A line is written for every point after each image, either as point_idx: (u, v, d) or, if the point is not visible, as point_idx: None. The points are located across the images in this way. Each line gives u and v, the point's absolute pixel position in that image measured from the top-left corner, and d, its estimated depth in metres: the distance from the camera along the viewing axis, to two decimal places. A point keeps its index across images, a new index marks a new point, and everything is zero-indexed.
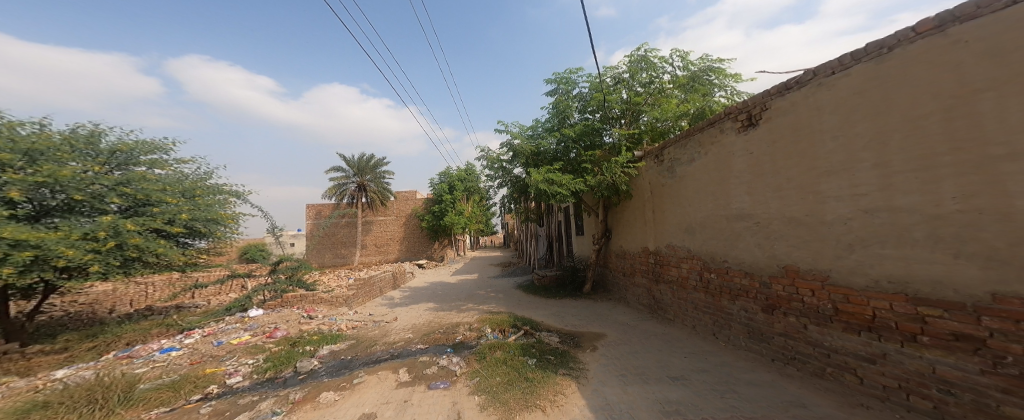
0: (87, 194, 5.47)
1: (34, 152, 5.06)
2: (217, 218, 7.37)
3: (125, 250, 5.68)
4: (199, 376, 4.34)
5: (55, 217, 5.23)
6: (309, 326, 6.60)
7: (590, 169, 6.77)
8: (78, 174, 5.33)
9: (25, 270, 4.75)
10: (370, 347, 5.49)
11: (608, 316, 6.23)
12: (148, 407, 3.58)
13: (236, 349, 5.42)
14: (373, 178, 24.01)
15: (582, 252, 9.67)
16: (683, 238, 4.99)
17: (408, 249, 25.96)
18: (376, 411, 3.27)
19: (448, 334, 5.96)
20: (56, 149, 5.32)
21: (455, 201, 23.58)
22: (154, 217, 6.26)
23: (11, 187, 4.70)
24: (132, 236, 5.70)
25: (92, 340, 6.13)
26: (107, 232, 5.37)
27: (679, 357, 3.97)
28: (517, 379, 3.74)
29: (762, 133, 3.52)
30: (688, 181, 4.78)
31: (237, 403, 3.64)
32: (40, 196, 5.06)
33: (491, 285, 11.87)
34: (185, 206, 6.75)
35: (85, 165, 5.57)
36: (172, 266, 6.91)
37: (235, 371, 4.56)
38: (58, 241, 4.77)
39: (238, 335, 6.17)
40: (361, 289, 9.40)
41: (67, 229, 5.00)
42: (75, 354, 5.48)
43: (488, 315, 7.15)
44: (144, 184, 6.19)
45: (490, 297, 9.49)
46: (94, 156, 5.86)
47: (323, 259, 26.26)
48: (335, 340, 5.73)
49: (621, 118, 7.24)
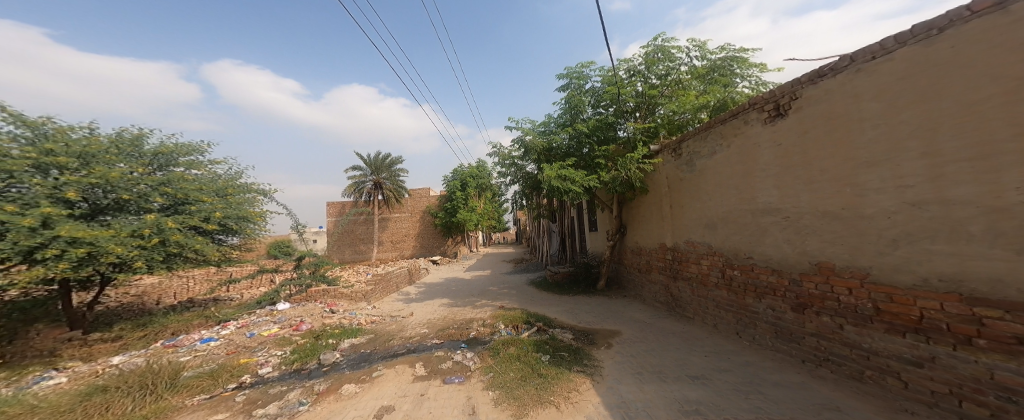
0: (135, 194, 5.80)
1: (87, 155, 5.37)
2: (247, 216, 7.62)
3: (168, 246, 5.99)
4: (235, 365, 4.54)
5: (107, 215, 5.57)
6: (330, 320, 6.77)
7: (604, 164, 6.66)
8: (126, 175, 5.66)
9: (81, 265, 5.04)
10: (387, 341, 5.61)
11: (623, 313, 6.14)
12: (191, 393, 3.78)
13: (267, 341, 5.66)
14: (389, 176, 24.42)
15: (596, 249, 9.55)
16: (703, 234, 4.86)
17: (422, 246, 26.40)
18: (394, 404, 3.34)
19: (463, 329, 6.03)
20: (105, 151, 5.63)
21: (467, 198, 23.82)
22: (192, 215, 6.54)
23: (69, 188, 5.03)
24: (173, 233, 5.97)
25: (142, 329, 6.49)
26: (152, 229, 5.69)
27: (699, 356, 3.88)
28: (531, 374, 3.75)
29: (791, 124, 3.37)
30: (709, 175, 4.66)
31: (267, 392, 3.79)
32: (94, 196, 5.39)
33: (504, 281, 11.93)
34: (218, 204, 7.03)
35: (131, 167, 5.86)
36: (208, 261, 7.24)
37: (266, 361, 4.75)
38: (110, 239, 5.07)
39: (268, 327, 6.43)
40: (378, 285, 9.59)
41: (117, 227, 5.30)
42: (128, 343, 5.85)
43: (501, 311, 7.18)
44: (183, 184, 6.50)
45: (502, 294, 9.52)
46: (137, 158, 6.17)
47: (343, 255, 26.89)
48: (356, 334, 5.90)
49: (636, 112, 7.06)
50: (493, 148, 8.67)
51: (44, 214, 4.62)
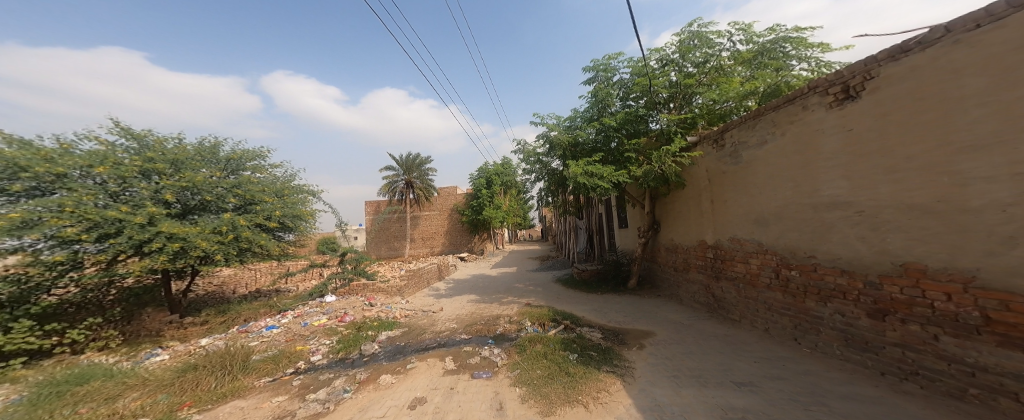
0: (215, 196, 6.85)
1: (178, 163, 6.54)
2: (299, 214, 8.48)
3: (240, 241, 6.91)
4: (292, 351, 4.91)
5: (195, 214, 6.69)
6: (369, 313, 7.10)
7: (634, 158, 6.43)
8: (207, 179, 6.71)
9: (177, 258, 6.15)
10: (420, 335, 5.78)
11: (656, 313, 5.92)
12: (258, 375, 4.17)
13: (318, 330, 6.04)
14: (419, 176, 25.17)
15: (626, 246, 9.27)
16: (752, 230, 4.56)
17: (450, 243, 27.00)
18: (425, 396, 3.42)
19: (490, 325, 6.09)
20: (190, 159, 6.78)
21: (493, 196, 24.05)
22: (258, 214, 7.49)
23: (167, 191, 6.16)
24: (244, 230, 6.93)
25: (223, 315, 7.55)
26: (228, 227, 6.65)
27: (747, 362, 3.64)
28: (559, 373, 3.69)
29: (865, 107, 3.05)
30: (758, 167, 4.35)
31: (318, 378, 4.04)
32: (185, 198, 6.53)
33: (531, 278, 11.94)
34: (277, 204, 7.91)
35: (210, 172, 6.96)
36: (271, 255, 8.10)
37: (317, 349, 5.09)
38: (197, 234, 6.08)
39: (318, 317, 6.88)
40: (410, 280, 9.93)
41: (203, 225, 6.32)
42: (213, 326, 6.85)
43: (528, 309, 7.16)
44: (250, 186, 7.47)
45: (528, 291, 9.50)
46: (216, 164, 7.31)
47: (379, 251, 28.02)
48: (392, 327, 6.14)
49: (670, 102, 6.73)
50: (517, 145, 8.63)
51: (149, 213, 5.77)
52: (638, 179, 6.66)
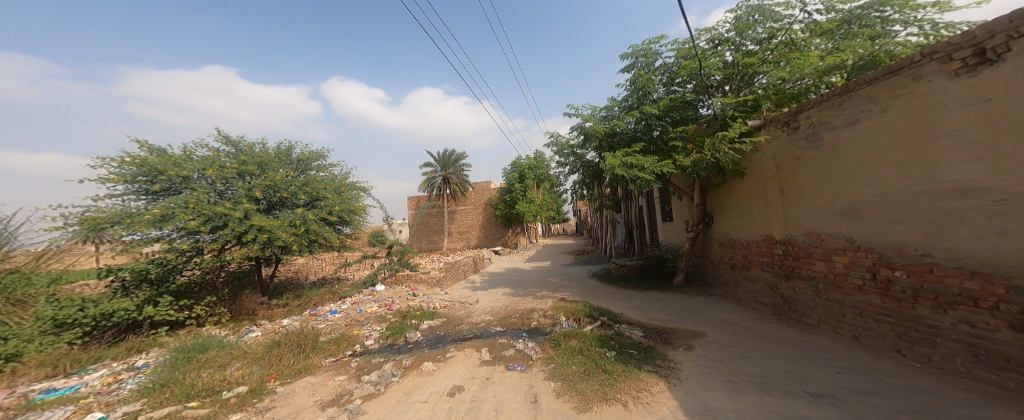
0: (290, 193, 8.55)
1: (264, 164, 8.33)
2: (353, 208, 9.78)
3: (309, 234, 8.45)
4: (349, 335, 5.39)
5: (277, 209, 8.50)
6: (412, 303, 7.45)
7: (680, 147, 6.04)
8: (284, 179, 8.39)
9: (265, 247, 7.84)
10: (457, 325, 5.95)
11: (707, 313, 5.53)
12: (325, 355, 4.72)
13: (371, 317, 6.49)
14: (454, 172, 25.87)
15: (671, 241, 8.75)
16: (839, 223, 4.03)
17: (485, 236, 27.50)
18: (463, 385, 3.53)
19: (524, 319, 6.09)
20: (273, 162, 8.55)
21: (526, 190, 24.07)
22: (322, 209, 9.00)
23: (256, 189, 7.89)
24: (312, 224, 8.50)
25: (299, 299, 9.23)
26: (300, 221, 8.24)
27: (827, 372, 3.24)
28: (595, 370, 3.59)
29: (1010, 72, 2.54)
30: (847, 150, 3.83)
31: (371, 362, 4.35)
32: (270, 195, 8.33)
33: (567, 273, 11.79)
34: (336, 200, 9.36)
35: (286, 172, 8.69)
36: (333, 246, 9.47)
37: (370, 334, 5.49)
38: (279, 227, 7.71)
39: (371, 305, 7.37)
40: (448, 272, 10.25)
41: (283, 219, 7.98)
42: (292, 308, 8.41)
43: (562, 303, 7.07)
44: (315, 184, 9.06)
45: (563, 285, 9.39)
46: (290, 164, 9.05)
47: (420, 244, 29.04)
48: (432, 316, 6.36)
49: (725, 85, 6.23)
50: (551, 137, 8.32)
51: (246, 209, 7.50)
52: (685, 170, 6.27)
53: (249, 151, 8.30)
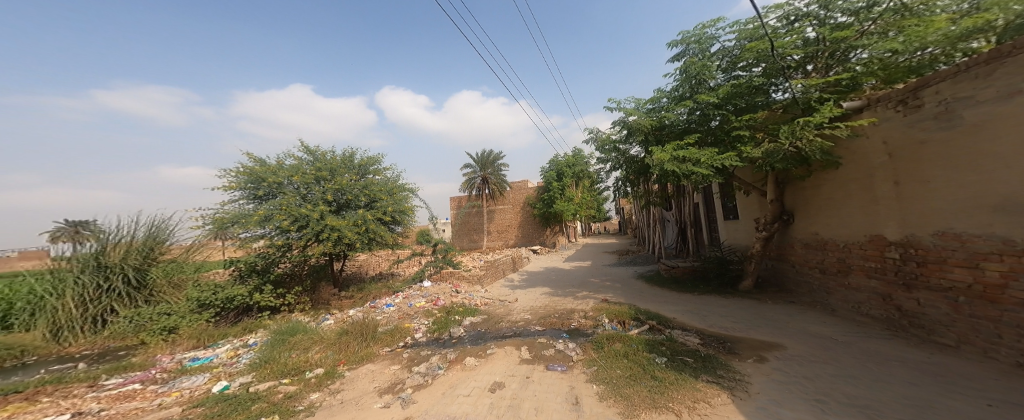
0: (353, 195, 9.48)
1: (333, 169, 9.39)
2: (404, 209, 10.45)
3: (369, 232, 9.33)
4: (401, 328, 5.87)
5: (344, 209, 9.47)
6: (455, 299, 7.71)
7: (746, 137, 5.48)
8: (349, 183, 9.37)
9: (336, 244, 8.88)
10: (498, 323, 5.97)
11: (789, 323, 4.90)
12: (383, 344, 5.23)
13: (419, 312, 6.87)
14: (493, 172, 26.18)
15: (736, 241, 7.98)
16: (987, 220, 3.30)
17: (523, 235, 27.59)
18: (504, 382, 3.60)
19: (565, 319, 5.92)
20: (340, 167, 9.57)
21: (564, 188, 23.71)
22: (379, 209, 9.84)
23: (328, 192, 8.98)
24: (372, 224, 9.35)
25: (363, 291, 10.40)
26: (361, 221, 9.14)
27: (967, 403, 2.66)
28: (643, 375, 3.42)
29: None
30: (999, 127, 3.14)
31: (420, 354, 4.67)
32: (339, 198, 9.31)
33: (610, 273, 11.39)
34: (390, 201, 10.15)
35: (350, 176, 9.64)
36: (388, 244, 10.23)
37: (419, 328, 5.93)
38: (346, 227, 8.70)
39: (418, 300, 7.80)
40: (489, 270, 10.40)
41: (349, 220, 8.92)
42: (357, 300, 9.53)
43: (605, 305, 6.82)
44: (374, 187, 9.89)
45: (606, 286, 9.05)
46: (354, 169, 10.00)
47: (461, 243, 29.82)
48: (474, 313, 6.49)
49: (806, 64, 5.41)
50: (592, 133, 8.25)
51: (320, 210, 8.57)
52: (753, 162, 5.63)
53: (323, 157, 9.51)
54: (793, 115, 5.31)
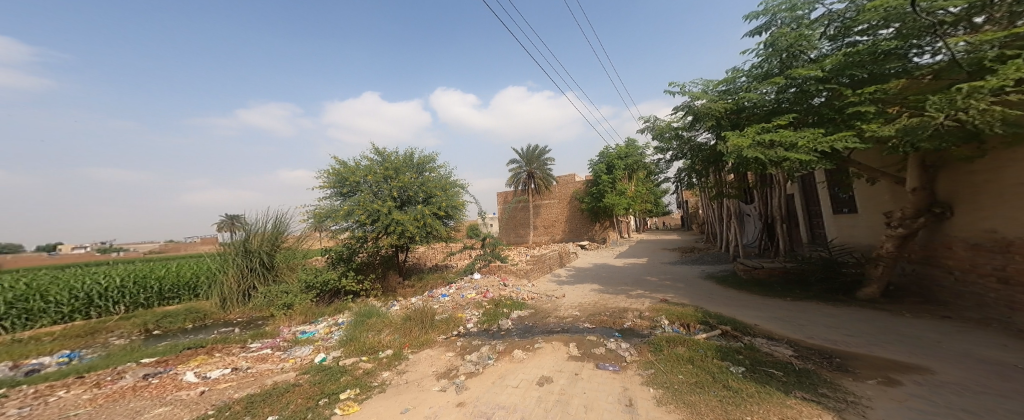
0: (413, 192, 10.04)
1: (396, 168, 10.07)
2: (455, 204, 10.60)
3: (428, 227, 9.90)
4: (454, 317, 6.16)
5: (407, 205, 10.19)
6: (504, 292, 7.92)
7: (864, 114, 4.63)
8: (411, 181, 10.04)
9: (400, 236, 9.57)
10: (545, 318, 6.12)
11: (919, 340, 4.03)
12: (441, 332, 5.50)
13: (469, 303, 7.21)
14: (538, 166, 25.83)
15: (856, 240, 6.74)
16: None
17: (571, 230, 27.19)
18: (552, 376, 3.56)
19: (616, 318, 5.79)
20: (404, 165, 10.28)
21: (616, 181, 22.62)
22: (433, 205, 10.20)
23: (394, 189, 9.74)
24: (430, 219, 9.89)
25: (423, 280, 11.30)
26: (421, 216, 9.77)
27: None
28: (712, 383, 3.12)
29: None
30: None
31: (471, 343, 4.90)
32: (404, 196, 10.06)
33: (669, 271, 10.59)
34: (443, 197, 10.31)
35: (411, 173, 10.24)
36: (442, 238, 10.47)
37: (470, 318, 6.21)
38: (409, 222, 9.41)
39: (469, 291, 8.11)
40: (535, 264, 10.47)
41: (409, 215, 9.56)
42: (419, 287, 10.31)
43: (663, 305, 6.41)
44: (430, 183, 10.32)
45: (663, 285, 8.50)
46: (414, 167, 10.53)
47: (508, 237, 30.36)
48: (522, 306, 6.74)
49: (966, 19, 4.27)
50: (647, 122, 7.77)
51: (386, 207, 9.38)
52: (885, 142, 4.63)
53: (390, 158, 10.18)
54: (950, 80, 4.22)
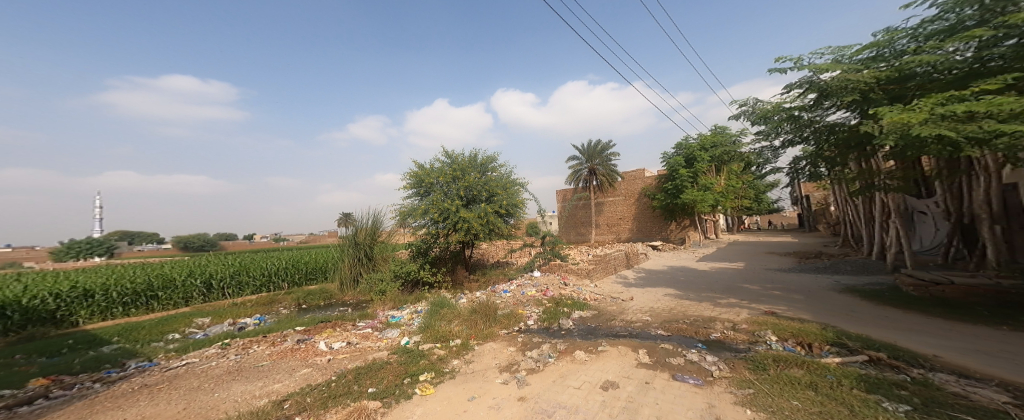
0: (478, 191, 10.33)
1: (463, 168, 10.44)
2: (516, 203, 10.74)
3: (489, 225, 10.15)
4: (514, 313, 6.19)
5: (473, 203, 10.48)
6: (564, 291, 7.74)
7: None
8: (476, 180, 10.34)
9: (464, 233, 9.96)
10: (610, 320, 5.81)
11: None
12: (505, 326, 5.56)
13: (530, 300, 7.18)
14: (601, 162, 24.55)
15: None
16: None
17: (640, 229, 25.12)
18: (618, 382, 3.19)
19: (699, 327, 5.13)
20: (469, 166, 10.60)
21: (697, 174, 20.11)
22: (495, 203, 10.44)
23: (461, 188, 10.16)
24: (491, 217, 10.13)
25: (486, 275, 11.66)
26: (483, 215, 10.05)
27: None
28: (841, 414, 2.33)
29: None
30: None
31: (531, 340, 4.82)
32: (471, 195, 10.35)
33: (781, 280, 8.79)
34: (504, 196, 10.54)
35: (477, 173, 10.57)
36: (504, 235, 10.71)
37: (530, 315, 6.18)
38: (473, 220, 9.73)
39: (529, 288, 8.07)
40: (598, 264, 10.01)
41: (473, 213, 9.86)
42: (483, 282, 10.77)
43: (761, 318, 5.42)
44: (493, 183, 10.56)
45: (758, 295, 7.27)
46: (479, 167, 10.80)
47: (568, 236, 29.59)
48: (583, 307, 6.56)
49: None
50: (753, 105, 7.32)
51: (451, 206, 9.80)
52: None
53: (457, 159, 10.61)
54: None
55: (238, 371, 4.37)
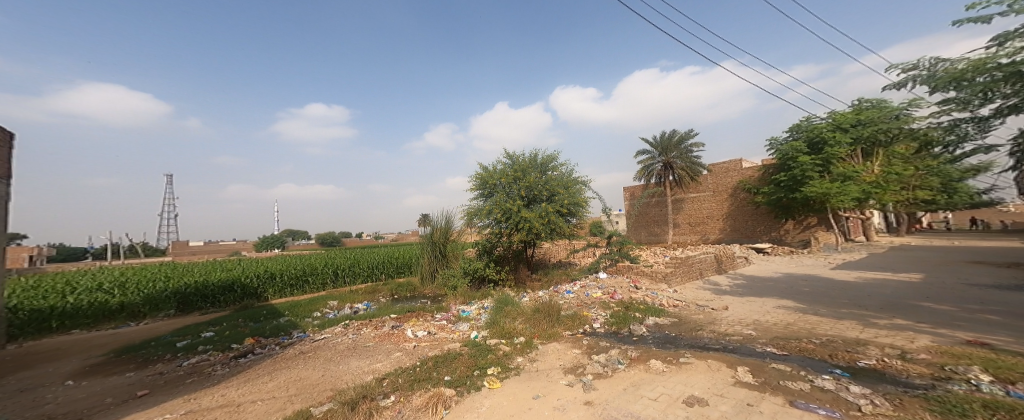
0: (538, 191, 10.44)
1: (525, 168, 10.70)
2: (578, 202, 10.63)
3: (552, 224, 10.16)
4: (579, 315, 6.03)
5: (535, 202, 10.57)
6: (635, 295, 7.28)
7: None
8: (537, 180, 10.47)
9: (526, 232, 10.14)
10: (693, 330, 5.19)
11: None
12: (570, 327, 5.49)
13: (595, 302, 6.91)
14: (680, 155, 21.95)
15: None
16: None
17: (737, 229, 21.54)
18: (706, 399, 2.59)
19: (823, 346, 4.08)
20: (531, 166, 10.78)
21: (824, 162, 16.25)
22: (557, 203, 10.44)
23: (523, 188, 10.40)
24: (553, 216, 10.13)
25: (550, 275, 11.68)
26: (546, 214, 10.12)
27: None
28: None
29: None
30: None
31: (598, 344, 4.61)
32: (534, 194, 10.48)
33: (987, 300, 6.34)
34: (565, 196, 10.48)
35: (538, 173, 10.70)
36: (566, 235, 10.65)
37: (597, 317, 5.98)
38: (534, 219, 9.88)
39: (594, 290, 7.77)
40: (677, 267, 9.04)
41: (535, 212, 10.00)
42: (547, 282, 10.88)
43: (925, 342, 4.06)
44: (553, 182, 10.57)
45: (914, 314, 5.57)
46: (539, 167, 10.93)
47: (638, 236, 26.72)
48: (659, 314, 6.08)
49: None
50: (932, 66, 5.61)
51: (515, 206, 10.10)
52: None
53: (519, 160, 10.87)
54: None
55: (354, 348, 5.26)
